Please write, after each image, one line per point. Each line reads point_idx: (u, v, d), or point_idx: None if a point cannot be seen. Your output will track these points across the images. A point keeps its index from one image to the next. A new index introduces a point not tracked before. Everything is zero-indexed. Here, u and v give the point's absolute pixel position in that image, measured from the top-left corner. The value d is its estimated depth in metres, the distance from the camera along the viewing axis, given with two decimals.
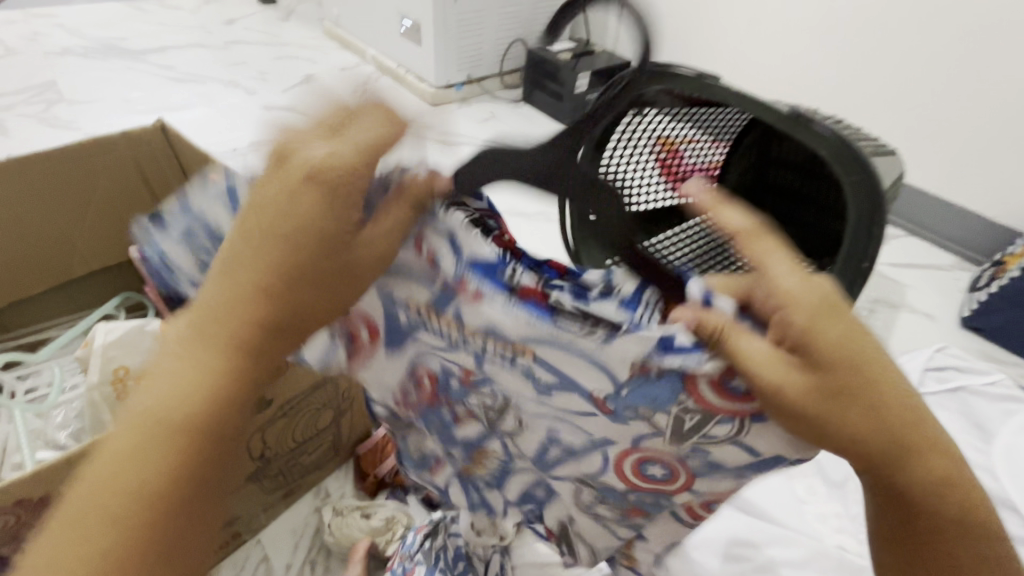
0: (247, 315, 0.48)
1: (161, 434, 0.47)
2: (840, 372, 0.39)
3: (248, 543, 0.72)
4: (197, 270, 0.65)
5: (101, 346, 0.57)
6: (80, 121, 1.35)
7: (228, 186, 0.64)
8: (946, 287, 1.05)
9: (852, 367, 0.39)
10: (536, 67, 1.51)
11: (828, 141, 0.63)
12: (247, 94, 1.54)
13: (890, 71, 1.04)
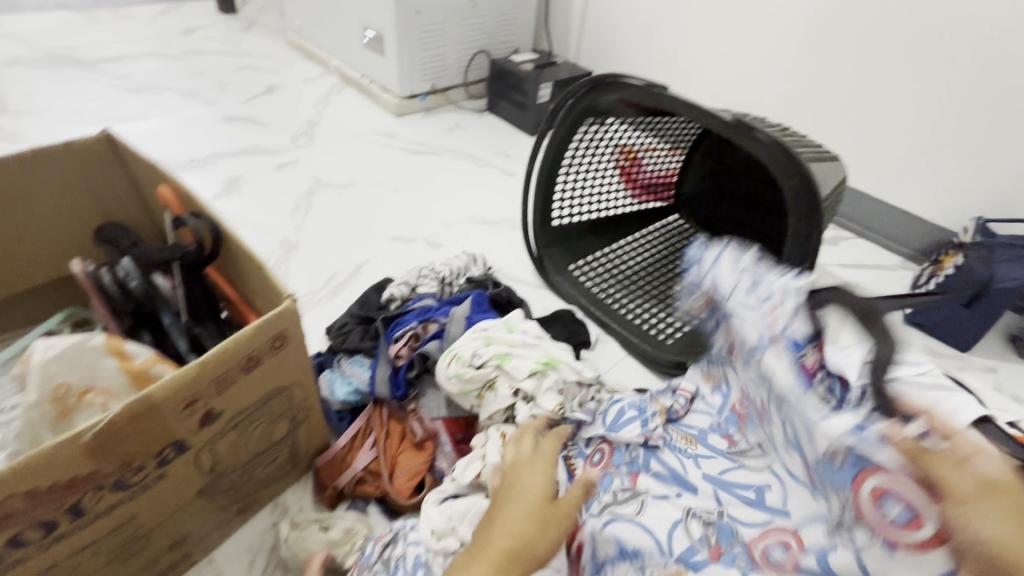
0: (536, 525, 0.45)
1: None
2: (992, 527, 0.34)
3: (200, 566, 0.60)
4: (138, 277, 0.61)
5: (38, 359, 0.53)
6: (26, 132, 1.30)
7: (179, 195, 0.63)
8: (891, 285, 1.09)
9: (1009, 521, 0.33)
10: (500, 77, 1.54)
11: (767, 146, 0.66)
12: (206, 105, 1.51)
13: (832, 80, 1.10)
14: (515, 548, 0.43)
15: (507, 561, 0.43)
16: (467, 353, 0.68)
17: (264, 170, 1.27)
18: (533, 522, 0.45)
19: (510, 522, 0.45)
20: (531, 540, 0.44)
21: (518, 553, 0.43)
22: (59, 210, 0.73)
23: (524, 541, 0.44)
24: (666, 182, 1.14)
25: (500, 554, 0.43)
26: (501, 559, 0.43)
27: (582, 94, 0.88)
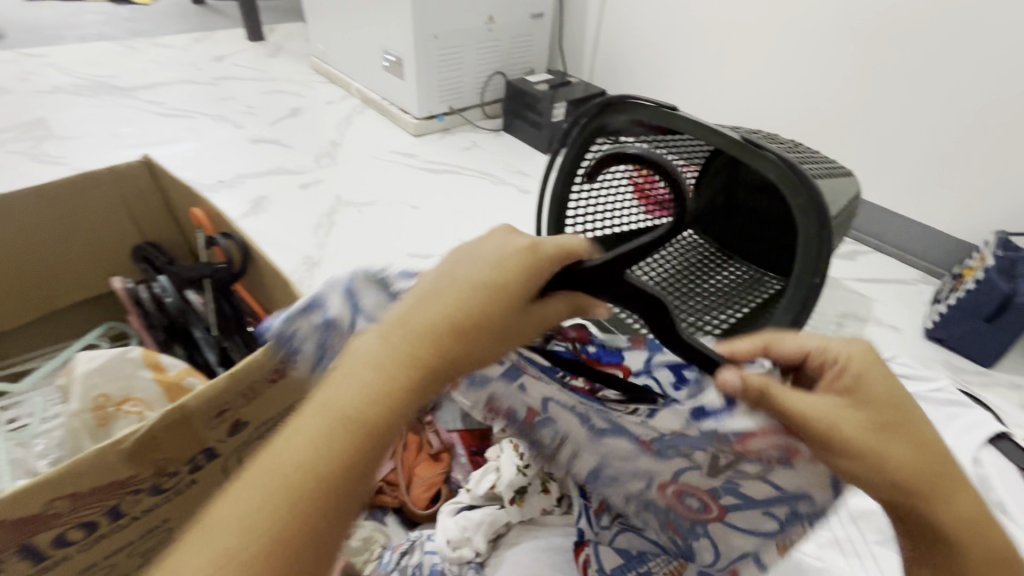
0: (425, 343, 0.38)
1: (339, 436, 0.35)
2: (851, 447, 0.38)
3: None
4: (174, 294, 0.65)
5: (81, 370, 0.57)
6: (69, 156, 1.38)
7: (211, 216, 0.67)
8: (911, 300, 1.08)
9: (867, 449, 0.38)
10: (515, 97, 1.58)
11: (775, 164, 0.67)
12: (235, 128, 1.58)
13: (845, 96, 1.11)
14: (429, 351, 0.37)
15: (415, 351, 0.37)
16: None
17: (289, 190, 1.32)
18: (455, 317, 0.39)
19: (421, 321, 0.38)
20: (449, 338, 0.38)
21: (429, 343, 0.38)
22: (100, 231, 0.78)
23: (435, 331, 0.38)
24: (681, 198, 1.13)
25: (409, 350, 0.37)
26: (403, 359, 0.37)
27: (593, 114, 0.91)
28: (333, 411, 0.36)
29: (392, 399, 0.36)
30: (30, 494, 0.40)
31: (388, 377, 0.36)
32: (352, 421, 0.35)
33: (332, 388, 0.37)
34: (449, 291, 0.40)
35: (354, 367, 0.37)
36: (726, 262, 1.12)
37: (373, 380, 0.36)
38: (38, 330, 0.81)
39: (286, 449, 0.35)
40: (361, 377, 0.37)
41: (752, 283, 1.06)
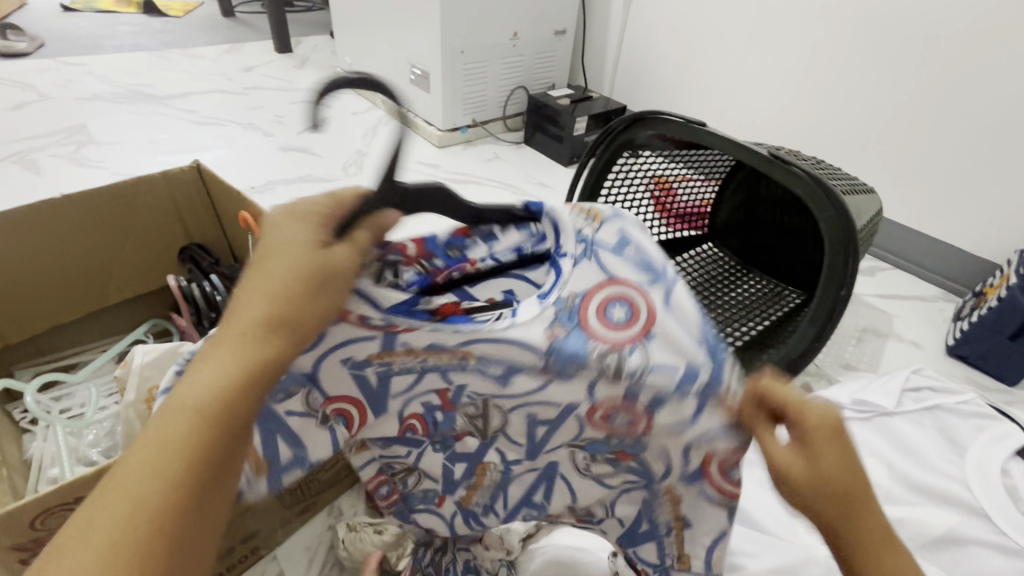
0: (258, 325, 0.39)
1: (179, 444, 0.36)
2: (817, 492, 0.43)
3: (265, 560, 0.65)
4: (224, 292, 0.68)
5: (138, 362, 0.60)
6: (108, 161, 1.43)
7: (258, 219, 0.70)
8: (932, 317, 1.09)
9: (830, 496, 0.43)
10: (537, 111, 1.62)
11: (801, 179, 0.70)
12: (264, 136, 1.63)
13: (867, 115, 1.13)
14: (259, 330, 0.39)
15: (252, 337, 0.38)
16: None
17: (318, 197, 1.36)
18: (278, 295, 0.39)
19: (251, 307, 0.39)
20: (276, 315, 0.39)
21: (258, 331, 0.39)
22: (151, 232, 0.82)
23: (261, 317, 0.39)
24: (701, 211, 1.17)
25: (241, 338, 0.38)
26: (241, 349, 0.38)
27: (621, 129, 0.93)
28: (180, 411, 0.36)
29: (237, 386, 0.38)
30: (105, 475, 0.48)
31: (232, 367, 0.38)
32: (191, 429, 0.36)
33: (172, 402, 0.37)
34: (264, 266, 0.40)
35: (201, 364, 0.38)
36: (745, 275, 1.14)
37: (212, 383, 0.37)
38: (88, 325, 0.85)
39: (141, 455, 0.35)
40: (201, 375, 0.37)
41: (772, 296, 1.08)
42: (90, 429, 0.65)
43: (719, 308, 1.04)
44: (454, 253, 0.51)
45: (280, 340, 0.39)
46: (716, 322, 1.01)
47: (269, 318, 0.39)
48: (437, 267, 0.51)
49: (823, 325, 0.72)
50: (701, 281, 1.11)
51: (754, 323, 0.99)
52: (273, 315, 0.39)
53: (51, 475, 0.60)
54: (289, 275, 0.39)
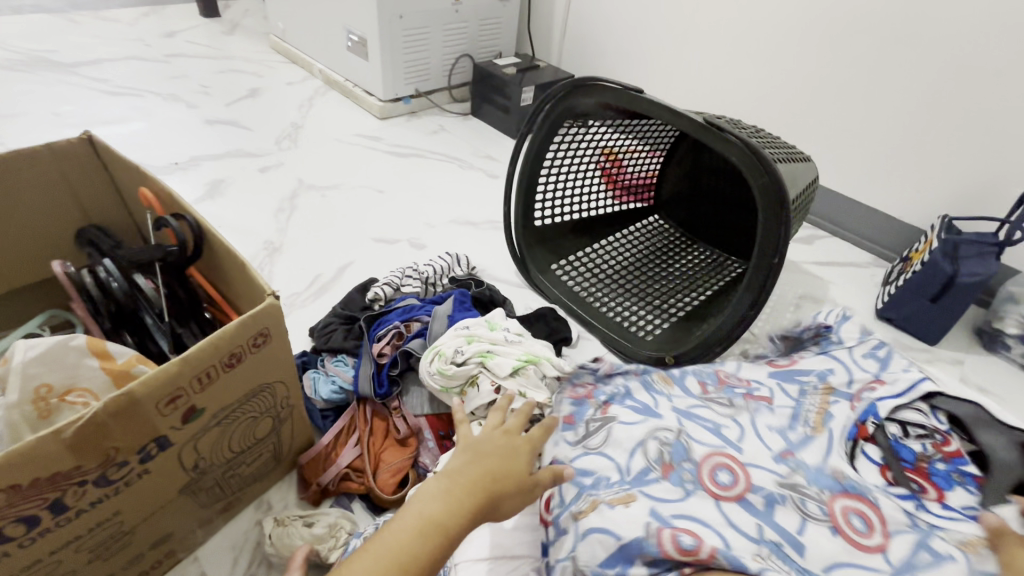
0: (493, 472, 0.47)
1: (425, 536, 0.42)
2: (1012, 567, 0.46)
3: (184, 563, 0.58)
4: (122, 278, 0.60)
5: (19, 360, 0.53)
6: (3, 135, 1.28)
7: (161, 197, 0.63)
8: (863, 282, 1.13)
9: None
10: (483, 81, 1.57)
11: (736, 147, 0.69)
12: (188, 108, 1.50)
13: (806, 83, 1.14)
14: (496, 490, 0.46)
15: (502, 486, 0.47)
16: (449, 349, 0.68)
17: (248, 173, 1.27)
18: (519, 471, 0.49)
19: (502, 468, 0.48)
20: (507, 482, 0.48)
21: (500, 478, 0.47)
22: (39, 215, 0.69)
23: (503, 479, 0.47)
24: (646, 183, 1.18)
25: (481, 489, 0.46)
26: (485, 487, 0.46)
27: (562, 96, 0.90)
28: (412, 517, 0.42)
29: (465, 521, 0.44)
30: None
31: (469, 503, 0.45)
32: (438, 531, 0.42)
33: (420, 500, 0.44)
34: (483, 446, 0.50)
35: (446, 485, 0.45)
36: (690, 247, 1.14)
37: (453, 498, 0.44)
38: None
39: (386, 539, 0.41)
40: (436, 492, 0.44)
41: (715, 266, 1.09)
42: None
43: (662, 280, 1.04)
44: (960, 476, 0.56)
45: (505, 495, 0.47)
46: (658, 294, 1.01)
47: (510, 480, 0.48)
48: (929, 464, 0.58)
49: (758, 294, 0.72)
50: (645, 254, 1.11)
51: (696, 294, 1.00)
52: (512, 480, 0.48)
53: None
54: (519, 454, 0.50)
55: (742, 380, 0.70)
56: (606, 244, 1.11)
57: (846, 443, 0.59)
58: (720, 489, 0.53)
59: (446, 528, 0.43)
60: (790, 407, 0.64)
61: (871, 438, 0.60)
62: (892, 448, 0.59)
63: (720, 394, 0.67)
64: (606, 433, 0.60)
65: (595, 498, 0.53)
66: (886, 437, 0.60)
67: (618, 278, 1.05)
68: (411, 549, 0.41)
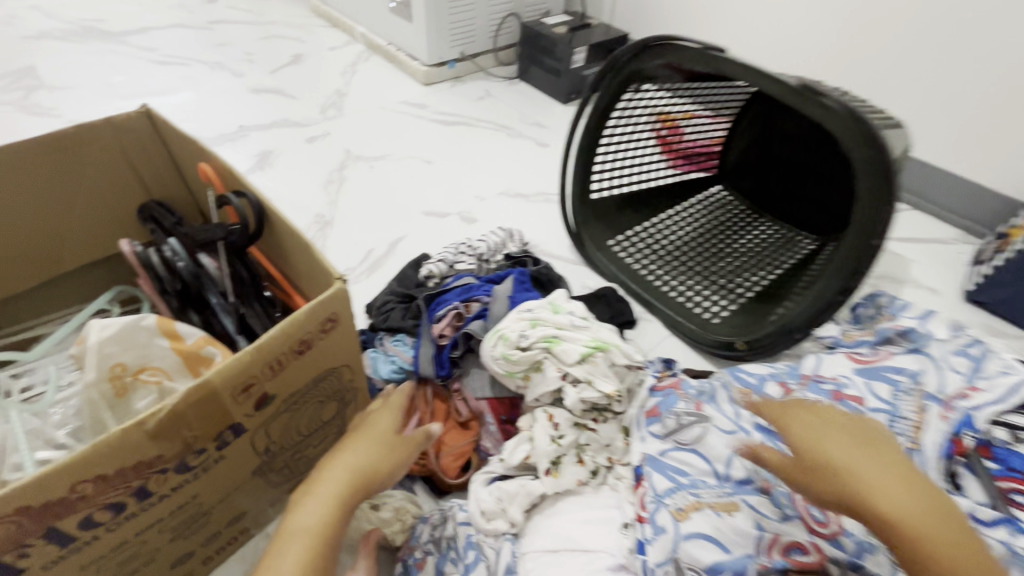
0: (364, 461, 0.50)
1: (311, 548, 0.43)
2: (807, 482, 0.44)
3: (257, 538, 0.59)
4: (187, 258, 0.60)
5: (95, 339, 0.52)
6: (61, 108, 1.30)
7: (221, 173, 0.61)
8: (950, 260, 1.03)
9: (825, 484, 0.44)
10: (531, 42, 1.48)
11: (836, 114, 0.61)
12: (233, 76, 1.48)
13: (896, 36, 1.01)
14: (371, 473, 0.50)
15: (368, 467, 0.50)
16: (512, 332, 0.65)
17: (295, 143, 1.25)
18: (381, 448, 0.53)
19: (359, 453, 0.51)
20: (369, 459, 0.51)
21: (372, 462, 0.51)
22: (103, 191, 0.68)
23: (368, 463, 0.50)
24: (709, 151, 1.09)
25: (355, 479, 0.49)
26: (352, 478, 0.49)
27: (628, 58, 0.83)
28: (300, 540, 0.43)
29: (340, 515, 0.46)
30: (44, 478, 0.33)
31: (340, 499, 0.47)
32: (319, 533, 0.44)
33: (300, 514, 0.45)
34: (351, 440, 0.52)
35: (312, 495, 0.46)
36: (756, 221, 1.06)
37: (327, 499, 0.46)
38: (38, 298, 0.70)
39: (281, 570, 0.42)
40: (314, 504, 0.46)
41: (783, 243, 1.01)
42: (54, 408, 0.59)
43: (727, 258, 0.98)
44: None
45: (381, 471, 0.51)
46: (724, 273, 0.95)
47: (381, 458, 0.52)
48: None
49: (849, 280, 0.65)
50: (708, 229, 1.04)
51: (766, 273, 0.93)
52: (383, 457, 0.52)
53: (13, 459, 0.54)
54: (385, 428, 0.55)
55: (828, 376, 0.64)
56: (665, 219, 1.05)
57: (944, 462, 0.52)
58: (814, 524, 0.49)
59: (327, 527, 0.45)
60: (885, 414, 0.57)
61: (970, 453, 0.53)
62: (998, 457, 0.52)
63: (804, 396, 0.62)
64: (701, 431, 0.60)
65: (696, 500, 0.53)
66: (989, 446, 0.53)
67: (680, 255, 0.99)
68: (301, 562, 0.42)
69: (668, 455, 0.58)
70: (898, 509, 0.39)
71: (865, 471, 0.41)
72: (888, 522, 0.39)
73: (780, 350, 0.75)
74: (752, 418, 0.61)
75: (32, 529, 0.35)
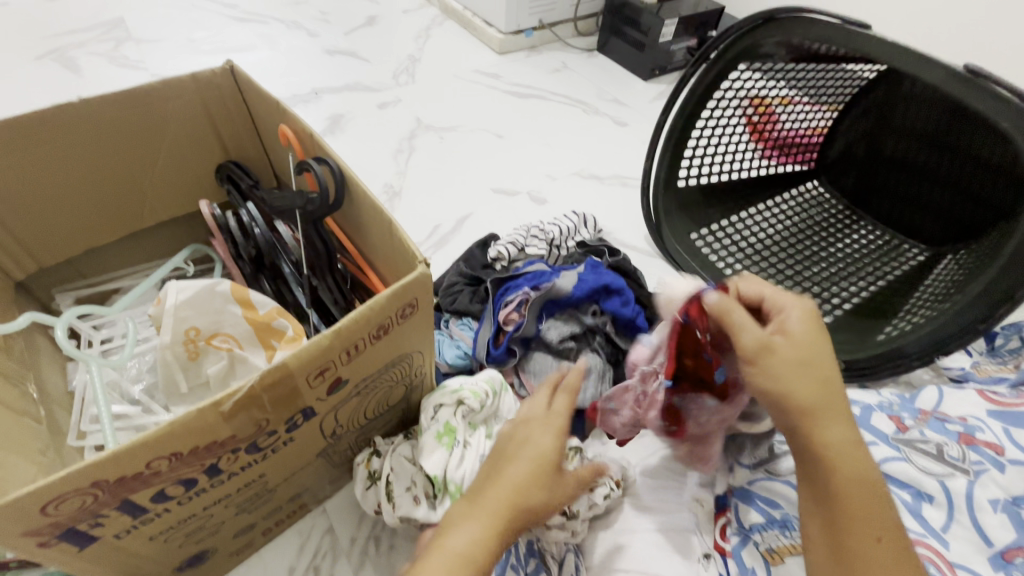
0: (519, 487, 0.41)
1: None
2: (775, 388, 0.42)
3: (313, 514, 0.58)
4: (263, 225, 0.61)
5: (173, 302, 0.51)
6: (147, 61, 1.33)
7: (301, 138, 0.59)
8: None
9: (799, 400, 0.42)
10: (616, 11, 1.38)
11: (1013, 110, 0.53)
12: (309, 36, 1.47)
13: None
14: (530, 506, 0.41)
15: (529, 496, 0.41)
16: (484, 391, 0.55)
17: (366, 109, 1.22)
18: (545, 471, 0.43)
19: (508, 482, 0.41)
20: (530, 496, 0.41)
21: (524, 495, 0.41)
22: (185, 148, 0.67)
23: (529, 495, 0.41)
24: (810, 141, 0.97)
25: (506, 512, 0.40)
26: (514, 507, 0.40)
27: (742, 33, 0.74)
28: (446, 566, 0.37)
29: (497, 546, 0.39)
30: (121, 456, 0.32)
31: (499, 529, 0.39)
32: (474, 572, 0.37)
33: (451, 537, 0.39)
34: (499, 458, 0.44)
35: (469, 514, 0.40)
36: (854, 223, 0.94)
37: (480, 533, 0.39)
38: (121, 250, 0.71)
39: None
40: (473, 530, 0.39)
41: (884, 251, 0.89)
42: (131, 362, 0.60)
43: (821, 263, 0.88)
44: None
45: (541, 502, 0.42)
46: (817, 279, 0.85)
47: (545, 486, 0.42)
48: None
49: (996, 305, 0.56)
50: (802, 228, 0.94)
51: (868, 284, 0.83)
52: (545, 482, 0.42)
53: (92, 411, 0.55)
54: (544, 447, 0.44)
55: (956, 416, 0.55)
56: (754, 214, 0.95)
57: None
58: None
59: (481, 569, 0.38)
60: None
61: None
62: None
63: (923, 434, 0.54)
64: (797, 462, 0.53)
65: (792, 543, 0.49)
66: None
67: (769, 255, 0.90)
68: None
69: (759, 486, 0.53)
70: (833, 453, 0.40)
71: (814, 404, 0.42)
72: (824, 466, 0.40)
73: (886, 375, 0.67)
74: None
75: (110, 500, 0.34)
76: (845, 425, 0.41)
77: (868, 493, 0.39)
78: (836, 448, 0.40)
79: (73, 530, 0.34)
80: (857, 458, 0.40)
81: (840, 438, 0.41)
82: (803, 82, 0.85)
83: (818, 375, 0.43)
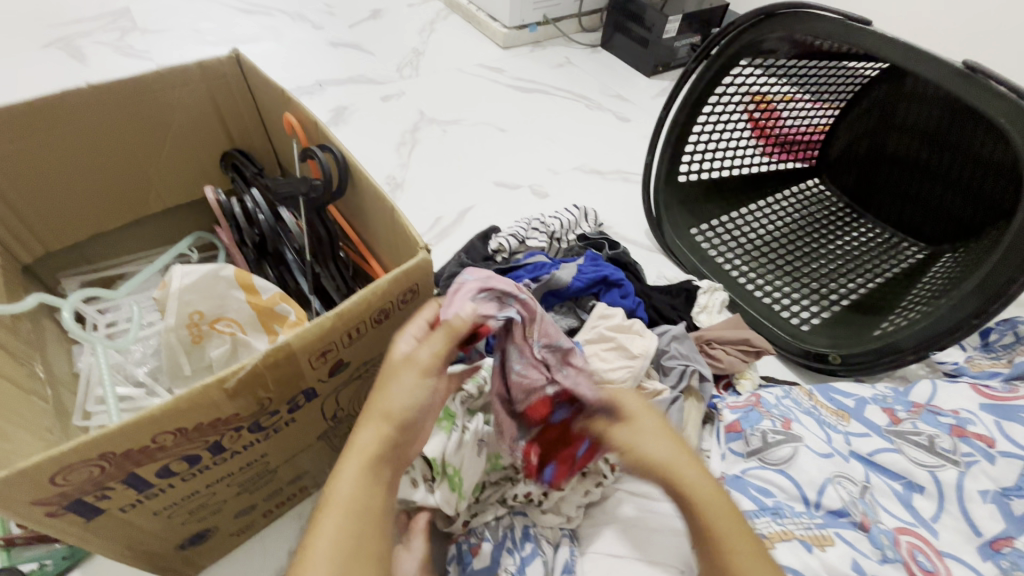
0: (399, 407, 0.38)
1: (359, 523, 0.34)
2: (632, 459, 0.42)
3: (312, 498, 0.59)
4: (267, 212, 0.60)
5: (177, 285, 0.52)
6: (152, 51, 1.33)
7: (306, 126, 0.59)
8: None
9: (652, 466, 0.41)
10: (620, 8, 1.38)
11: (1011, 106, 0.53)
12: (313, 28, 1.47)
13: None
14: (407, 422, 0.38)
15: (403, 426, 0.38)
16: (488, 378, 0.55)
17: (370, 101, 1.23)
18: (418, 378, 0.39)
19: (393, 399, 0.38)
20: (408, 407, 0.38)
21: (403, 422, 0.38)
22: (191, 134, 0.68)
23: (410, 407, 0.38)
24: (812, 138, 0.97)
25: (387, 437, 0.37)
26: (390, 431, 0.37)
27: (746, 27, 0.74)
28: (336, 512, 0.34)
29: (383, 478, 0.36)
30: (126, 430, 0.33)
31: (382, 461, 0.36)
32: (360, 510, 0.34)
33: (337, 483, 0.35)
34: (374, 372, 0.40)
35: (348, 455, 0.36)
36: (854, 221, 0.95)
37: (363, 474, 0.35)
38: (127, 236, 0.72)
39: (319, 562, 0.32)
40: (354, 471, 0.35)
41: (883, 248, 0.89)
42: (136, 346, 0.61)
43: (820, 259, 0.88)
44: None
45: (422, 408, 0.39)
46: (816, 276, 0.86)
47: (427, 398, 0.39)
48: None
49: (990, 300, 0.57)
50: (802, 225, 0.94)
51: (866, 280, 0.83)
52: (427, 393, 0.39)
53: (97, 392, 0.56)
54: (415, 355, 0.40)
55: (949, 409, 0.56)
56: (754, 211, 0.96)
57: None
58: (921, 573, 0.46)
59: (367, 505, 0.35)
60: (1021, 460, 0.50)
61: None
62: None
63: (916, 426, 0.54)
64: (791, 451, 0.53)
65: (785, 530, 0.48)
66: None
67: (769, 251, 0.90)
68: (345, 534, 0.33)
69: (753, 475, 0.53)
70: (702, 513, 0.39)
71: (682, 465, 0.40)
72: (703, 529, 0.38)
73: (881, 370, 0.67)
74: (848, 443, 0.55)
75: (116, 474, 0.35)
76: (705, 481, 0.40)
77: (740, 537, 0.38)
78: (705, 507, 0.39)
79: (78, 502, 0.35)
80: (728, 515, 0.39)
81: (696, 493, 0.39)
82: (805, 79, 0.85)
83: (670, 438, 0.42)
